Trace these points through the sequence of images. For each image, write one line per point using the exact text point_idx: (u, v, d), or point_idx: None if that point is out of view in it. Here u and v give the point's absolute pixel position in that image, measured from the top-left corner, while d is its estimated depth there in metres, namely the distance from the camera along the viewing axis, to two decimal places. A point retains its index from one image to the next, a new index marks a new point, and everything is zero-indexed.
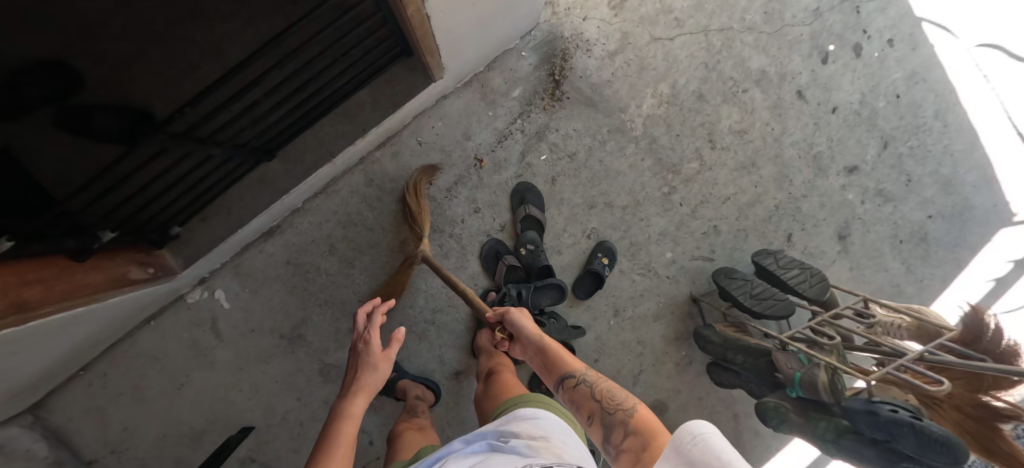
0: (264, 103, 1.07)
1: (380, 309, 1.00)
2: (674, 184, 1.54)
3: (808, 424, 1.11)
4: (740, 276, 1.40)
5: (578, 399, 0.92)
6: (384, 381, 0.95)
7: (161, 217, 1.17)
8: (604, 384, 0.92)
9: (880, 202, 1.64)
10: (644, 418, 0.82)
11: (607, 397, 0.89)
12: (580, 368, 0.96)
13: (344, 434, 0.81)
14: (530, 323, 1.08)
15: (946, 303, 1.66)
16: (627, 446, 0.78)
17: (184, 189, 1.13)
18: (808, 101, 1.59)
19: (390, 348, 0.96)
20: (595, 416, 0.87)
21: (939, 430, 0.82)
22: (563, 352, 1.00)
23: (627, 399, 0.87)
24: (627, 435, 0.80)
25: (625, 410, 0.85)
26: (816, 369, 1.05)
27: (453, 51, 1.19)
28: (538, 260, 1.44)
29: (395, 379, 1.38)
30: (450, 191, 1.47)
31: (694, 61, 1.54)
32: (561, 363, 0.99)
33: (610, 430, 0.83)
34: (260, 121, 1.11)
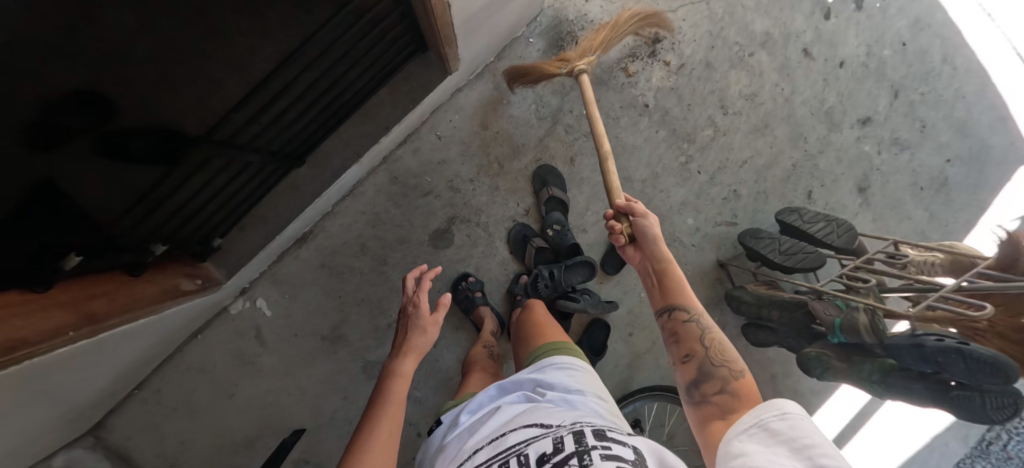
0: (295, 109, 1.12)
1: (427, 274, 1.05)
2: (690, 153, 1.57)
3: (852, 369, 1.12)
4: (767, 235, 1.42)
5: (682, 335, 0.89)
6: (432, 343, 1.00)
7: (203, 229, 1.22)
8: (718, 335, 0.88)
9: (897, 151, 1.65)
10: (746, 387, 0.78)
11: (715, 348, 0.85)
12: (697, 310, 0.92)
13: (396, 390, 0.85)
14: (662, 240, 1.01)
15: (980, 231, 1.68)
16: (716, 403, 0.78)
17: (220, 202, 1.18)
18: (815, 58, 1.59)
19: (437, 313, 1.01)
20: (695, 357, 0.86)
21: (983, 353, 0.84)
22: (684, 286, 0.95)
23: (738, 361, 0.83)
24: (720, 393, 0.79)
25: (730, 369, 0.81)
26: (856, 313, 1.06)
27: (467, 41, 1.23)
28: (565, 239, 1.47)
29: (478, 300, 1.44)
30: (474, 181, 1.51)
31: (698, 30, 1.54)
32: (680, 296, 0.94)
33: (705, 380, 0.81)
34: (291, 126, 1.16)
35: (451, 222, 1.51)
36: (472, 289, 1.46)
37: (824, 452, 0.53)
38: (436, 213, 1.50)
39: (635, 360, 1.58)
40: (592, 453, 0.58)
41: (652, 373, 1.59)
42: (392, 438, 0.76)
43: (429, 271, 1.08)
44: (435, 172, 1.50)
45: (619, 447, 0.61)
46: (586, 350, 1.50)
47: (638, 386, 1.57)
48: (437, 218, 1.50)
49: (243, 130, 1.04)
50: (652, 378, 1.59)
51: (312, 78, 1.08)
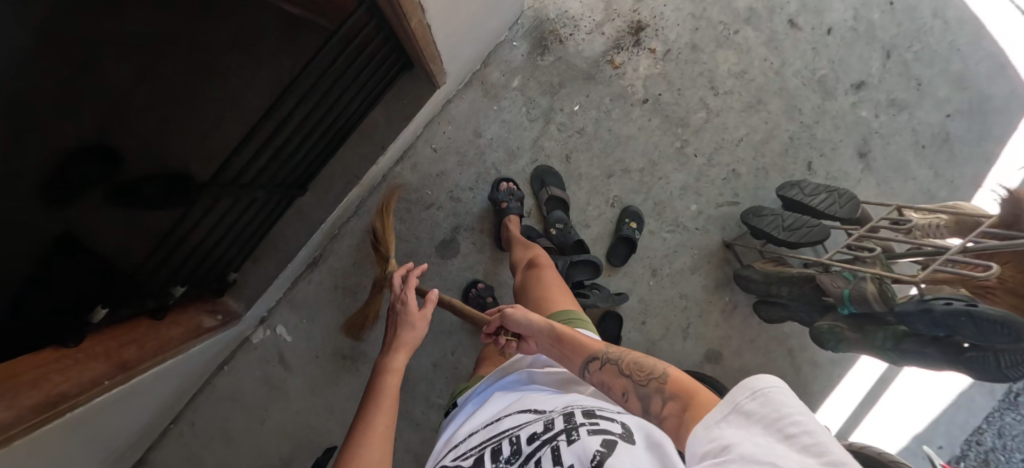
0: (295, 140, 1.15)
1: (412, 271, 1.06)
2: (686, 137, 1.57)
3: (866, 338, 1.13)
4: (769, 212, 1.42)
5: (606, 380, 0.72)
6: (422, 338, 1.01)
7: (218, 266, 1.27)
8: (631, 355, 0.73)
9: (894, 112, 1.64)
10: (683, 381, 0.63)
11: (635, 368, 0.69)
12: (600, 347, 0.77)
13: (389, 384, 0.87)
14: (531, 312, 0.90)
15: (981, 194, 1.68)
16: (671, 415, 0.60)
17: (230, 238, 1.22)
18: (802, 28, 1.58)
19: (425, 307, 1.02)
20: (628, 392, 0.68)
21: (993, 314, 0.84)
22: (578, 336, 0.81)
23: (659, 363, 0.68)
24: (668, 405, 0.62)
25: (658, 377, 0.66)
26: (863, 283, 1.08)
27: (451, 54, 1.24)
28: (570, 236, 1.48)
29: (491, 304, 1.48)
30: (474, 189, 1.53)
31: (681, 14, 1.53)
32: (578, 345, 0.79)
33: (648, 403, 0.64)
34: (292, 159, 1.19)
35: (456, 231, 1.53)
36: (483, 295, 1.50)
37: (809, 433, 0.38)
38: (440, 224, 1.53)
39: (651, 347, 1.60)
40: (580, 429, 0.60)
41: (669, 358, 1.61)
42: (385, 431, 0.77)
43: (416, 268, 1.10)
44: (435, 184, 1.52)
45: (606, 423, 0.62)
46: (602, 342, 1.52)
47: None
48: (442, 229, 1.53)
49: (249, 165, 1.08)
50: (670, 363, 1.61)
51: (308, 109, 1.12)
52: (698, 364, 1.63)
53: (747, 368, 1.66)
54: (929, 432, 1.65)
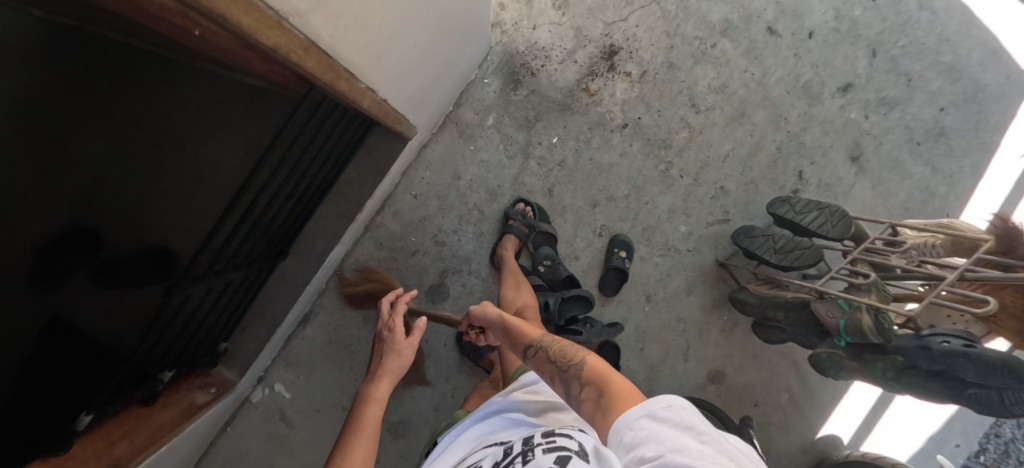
0: (264, 208, 1.14)
1: (402, 298, 1.15)
2: (669, 159, 1.53)
3: (865, 368, 1.10)
4: (760, 233, 1.38)
5: (539, 364, 0.89)
6: (407, 364, 1.08)
7: (210, 339, 1.28)
8: (558, 343, 0.90)
9: (885, 111, 1.58)
10: (595, 369, 0.79)
11: (560, 355, 0.87)
12: (537, 335, 0.95)
13: (370, 415, 0.96)
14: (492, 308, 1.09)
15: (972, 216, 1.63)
16: (586, 400, 0.75)
17: (218, 311, 1.23)
18: (782, 35, 1.52)
19: (412, 337, 1.10)
20: (553, 375, 0.85)
21: (994, 357, 0.82)
22: (521, 326, 1.00)
23: (578, 352, 0.85)
24: (584, 389, 0.77)
25: (576, 363, 0.82)
26: (859, 314, 1.05)
27: (419, 109, 1.21)
28: (559, 273, 1.47)
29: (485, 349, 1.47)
30: (458, 231, 1.51)
31: (655, 33, 1.49)
32: (521, 334, 0.97)
33: (568, 386, 0.80)
34: (266, 227, 1.18)
35: (444, 276, 1.51)
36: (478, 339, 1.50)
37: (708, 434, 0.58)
38: (428, 270, 1.51)
39: (652, 373, 1.58)
40: (537, 449, 0.72)
41: (671, 382, 1.59)
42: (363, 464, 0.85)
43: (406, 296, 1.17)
44: (418, 230, 1.50)
45: (563, 440, 0.73)
46: None
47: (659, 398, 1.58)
48: (430, 275, 1.51)
49: (234, 234, 1.11)
50: (672, 387, 1.59)
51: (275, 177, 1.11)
52: (701, 385, 1.60)
53: (751, 384, 1.63)
54: (943, 434, 1.61)
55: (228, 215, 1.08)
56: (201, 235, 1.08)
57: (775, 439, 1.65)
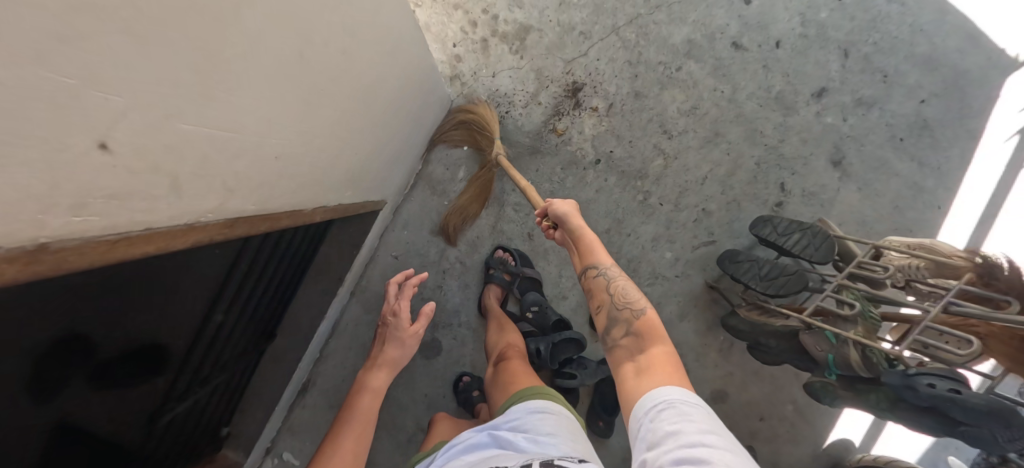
0: (246, 295, 1.15)
1: (409, 283, 1.23)
2: (647, 188, 1.51)
3: (859, 398, 1.08)
4: (745, 258, 1.36)
5: (593, 288, 0.92)
6: (407, 354, 1.17)
7: (215, 419, 1.28)
8: (621, 281, 0.90)
9: (863, 111, 1.55)
10: (649, 325, 0.83)
11: (619, 294, 0.88)
12: (605, 259, 0.93)
13: (363, 405, 1.05)
14: (572, 208, 1.00)
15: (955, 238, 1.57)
16: (624, 347, 0.83)
17: (220, 391, 1.24)
18: (748, 48, 1.49)
19: (417, 325, 1.18)
20: (603, 307, 0.89)
21: (977, 403, 0.82)
22: (593, 241, 0.96)
23: (640, 300, 0.87)
24: (626, 336, 0.84)
25: (633, 310, 0.86)
26: (846, 349, 1.05)
27: (384, 184, 1.19)
28: (548, 318, 1.43)
29: (477, 399, 1.41)
30: (442, 285, 1.50)
31: (617, 64, 1.46)
32: (589, 250, 0.95)
33: (614, 327, 0.86)
34: (250, 313, 1.19)
35: (434, 330, 1.51)
36: (471, 388, 1.44)
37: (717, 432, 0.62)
38: None
39: None
40: None
41: None
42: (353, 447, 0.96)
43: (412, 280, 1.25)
44: None
45: None
46: (600, 409, 1.50)
47: None
48: None
49: (221, 323, 1.11)
50: None
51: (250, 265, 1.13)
52: None
53: (754, 400, 1.62)
54: (948, 440, 1.59)
55: (215, 305, 1.08)
56: (190, 331, 1.06)
57: (786, 453, 1.62)
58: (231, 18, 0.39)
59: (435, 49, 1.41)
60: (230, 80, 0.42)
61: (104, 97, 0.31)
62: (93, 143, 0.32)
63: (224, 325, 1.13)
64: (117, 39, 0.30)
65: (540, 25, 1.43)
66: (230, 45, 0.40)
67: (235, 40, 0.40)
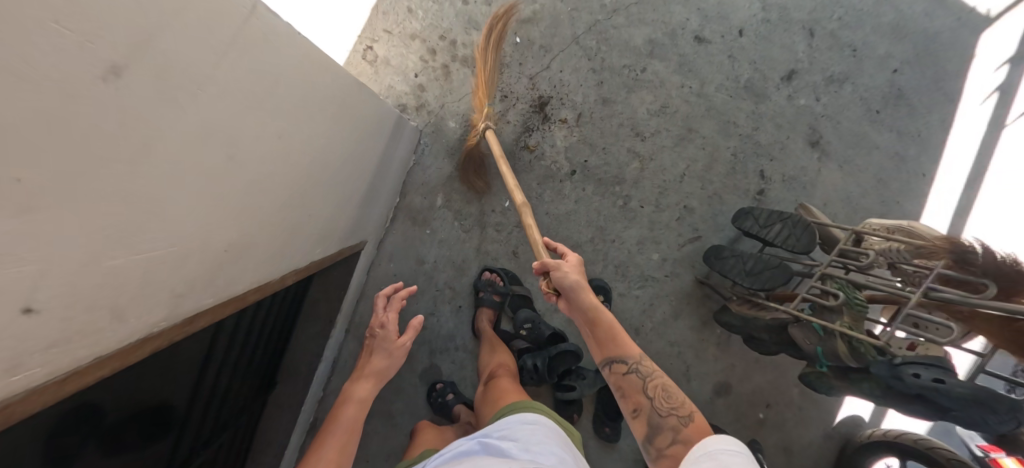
0: (241, 348, 1.18)
1: (397, 297, 1.20)
2: (626, 193, 1.50)
3: (854, 387, 1.07)
4: (729, 253, 1.36)
5: (626, 388, 0.85)
6: (394, 365, 1.12)
7: None
8: (661, 380, 0.83)
9: (836, 88, 1.53)
10: (698, 433, 0.77)
11: (660, 397, 0.82)
12: (636, 352, 0.86)
13: (348, 415, 0.99)
14: (585, 282, 0.93)
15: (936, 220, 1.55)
16: (670, 458, 0.76)
17: (224, 447, 1.24)
18: (711, 40, 1.49)
19: (405, 338, 1.13)
20: (642, 411, 0.82)
21: (961, 391, 0.84)
22: (620, 331, 0.89)
23: (685, 404, 0.81)
24: (673, 446, 0.77)
25: (679, 417, 0.79)
26: (833, 342, 1.05)
27: (361, 225, 1.19)
28: (542, 333, 1.40)
29: (451, 402, 1.37)
30: (434, 312, 1.49)
31: (581, 73, 1.47)
32: (617, 342, 0.88)
33: (657, 435, 0.79)
34: (247, 364, 1.23)
35: (433, 356, 1.49)
36: (445, 393, 1.40)
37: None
38: (417, 356, 1.49)
39: None
40: None
41: None
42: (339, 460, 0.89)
43: (401, 294, 1.22)
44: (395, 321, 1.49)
45: None
46: (605, 416, 1.50)
47: None
48: (419, 360, 1.49)
49: (219, 375, 1.14)
50: None
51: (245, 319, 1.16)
52: (709, 402, 1.58)
53: (757, 389, 1.61)
54: (947, 425, 1.57)
55: (210, 360, 1.11)
56: (190, 384, 1.08)
57: (797, 437, 1.62)
58: (143, 157, 0.40)
59: (397, 82, 1.41)
60: (157, 208, 0.44)
61: (17, 271, 0.33)
62: (19, 310, 0.35)
63: (222, 378, 1.15)
64: (21, 221, 0.32)
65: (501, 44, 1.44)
66: (147, 178, 0.41)
67: (151, 173, 0.41)
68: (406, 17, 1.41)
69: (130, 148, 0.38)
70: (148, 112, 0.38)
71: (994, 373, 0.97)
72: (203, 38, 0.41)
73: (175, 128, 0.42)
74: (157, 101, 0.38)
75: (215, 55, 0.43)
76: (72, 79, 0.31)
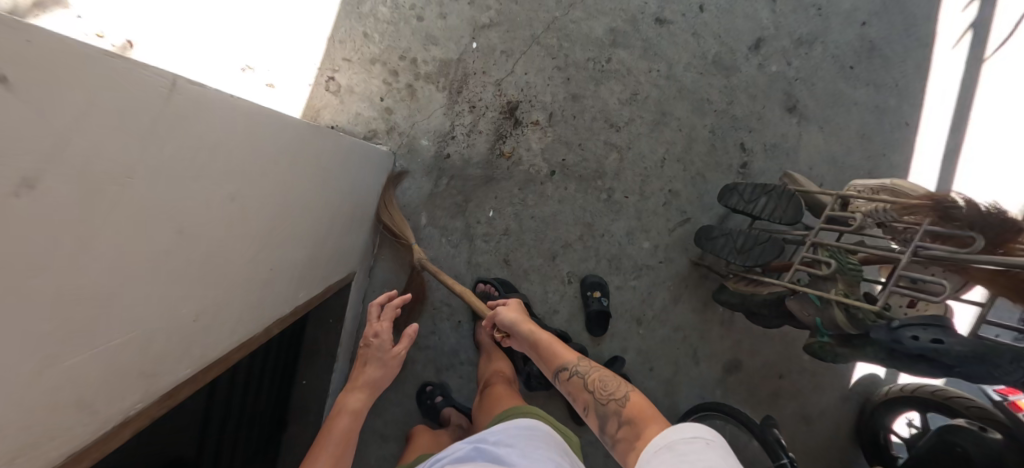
0: (244, 394, 1.19)
1: (392, 304, 1.17)
2: (609, 186, 1.49)
3: (859, 352, 1.06)
4: (718, 233, 1.35)
5: (573, 392, 0.88)
6: (386, 377, 1.11)
7: None
8: (597, 372, 0.87)
9: (806, 50, 1.51)
10: (635, 408, 0.78)
11: (597, 387, 0.85)
12: (571, 356, 0.92)
13: (341, 427, 0.99)
14: (518, 314, 1.04)
15: (923, 171, 1.53)
16: (623, 438, 0.76)
17: None
18: (673, 21, 1.48)
19: (400, 346, 1.12)
20: (588, 406, 0.85)
21: (964, 349, 0.84)
22: (553, 341, 0.95)
23: (620, 387, 0.83)
24: (620, 427, 0.78)
25: (617, 400, 0.81)
26: (831, 309, 1.03)
27: (344, 258, 1.19)
28: (544, 335, 1.37)
29: (440, 404, 1.40)
30: (434, 330, 1.49)
31: (547, 72, 1.45)
32: (553, 353, 0.94)
33: (606, 423, 0.81)
34: (253, 409, 1.23)
35: (439, 374, 1.49)
36: (434, 395, 1.43)
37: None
38: (423, 377, 1.48)
39: (670, 386, 1.55)
40: None
41: (691, 391, 1.56)
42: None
43: (398, 300, 1.18)
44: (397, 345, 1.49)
45: None
46: None
47: (686, 408, 1.55)
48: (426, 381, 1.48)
49: (225, 423, 1.14)
50: (694, 395, 1.56)
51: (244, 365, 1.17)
52: (721, 381, 1.57)
53: (768, 361, 1.60)
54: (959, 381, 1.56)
55: (214, 411, 1.11)
56: (197, 437, 1.09)
57: (814, 403, 1.61)
58: (76, 256, 0.39)
59: (364, 108, 1.40)
60: (108, 299, 0.44)
61: None
62: None
63: (229, 426, 1.16)
64: None
65: (463, 56, 1.43)
66: (91, 273, 0.41)
67: (91, 270, 0.41)
68: (363, 42, 1.40)
69: (59, 251, 0.37)
70: (73, 213, 0.38)
71: (998, 323, 0.96)
72: (117, 129, 0.39)
73: (109, 221, 0.41)
74: (81, 201, 0.38)
75: (136, 142, 0.42)
76: None
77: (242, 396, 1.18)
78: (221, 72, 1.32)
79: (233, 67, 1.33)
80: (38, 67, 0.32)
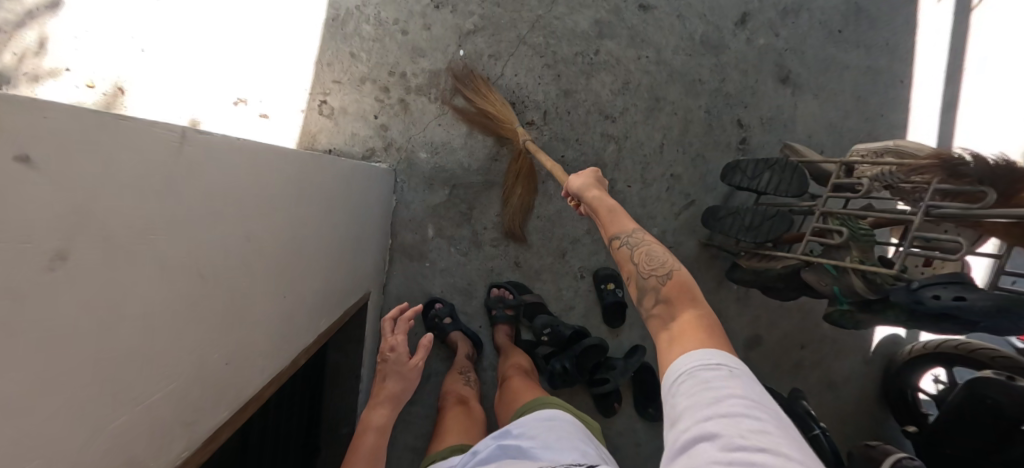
0: (274, 425, 1.19)
1: (404, 316, 1.18)
2: (611, 177, 1.49)
3: (881, 316, 1.06)
4: (726, 212, 1.34)
5: (619, 261, 0.80)
6: (405, 387, 1.13)
7: None
8: (649, 245, 0.76)
9: (792, 20, 1.50)
10: (678, 287, 0.69)
11: (643, 260, 0.75)
12: (630, 227, 0.82)
13: (369, 443, 1.00)
14: (592, 183, 0.97)
15: (922, 127, 1.52)
16: (658, 317, 0.69)
17: None
18: (656, 5, 1.47)
19: (419, 354, 1.15)
20: (628, 278, 0.76)
21: (988, 304, 0.83)
22: (618, 210, 0.87)
23: (667, 262, 0.73)
24: (657, 305, 0.70)
25: (658, 276, 0.72)
26: (849, 277, 1.03)
27: (358, 279, 1.19)
28: (563, 333, 1.38)
29: (448, 327, 1.40)
30: None
31: (536, 71, 1.45)
32: (612, 222, 0.85)
33: (643, 297, 0.72)
34: (284, 439, 1.24)
35: None
36: (440, 316, 1.41)
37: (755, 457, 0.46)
38: None
39: None
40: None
41: None
42: None
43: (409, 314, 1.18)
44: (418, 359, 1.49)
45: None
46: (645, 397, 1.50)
47: None
48: None
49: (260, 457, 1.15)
50: None
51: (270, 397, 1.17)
52: (744, 359, 1.57)
53: (788, 333, 1.60)
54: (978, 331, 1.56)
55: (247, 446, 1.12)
56: None
57: (838, 369, 1.61)
58: (111, 322, 0.39)
59: (359, 127, 1.41)
60: (145, 357, 0.44)
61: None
62: None
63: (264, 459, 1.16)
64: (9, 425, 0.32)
65: (451, 64, 1.43)
66: (126, 336, 0.41)
67: (126, 332, 0.41)
68: (350, 63, 1.40)
69: (93, 320, 0.38)
70: (102, 280, 0.38)
71: (1014, 272, 0.96)
72: (136, 187, 0.40)
73: (138, 283, 0.41)
74: (108, 268, 0.38)
75: (153, 200, 0.42)
76: (20, 276, 0.31)
77: (273, 428, 1.18)
78: (215, 107, 1.32)
79: (227, 101, 1.33)
80: (57, 140, 0.33)
